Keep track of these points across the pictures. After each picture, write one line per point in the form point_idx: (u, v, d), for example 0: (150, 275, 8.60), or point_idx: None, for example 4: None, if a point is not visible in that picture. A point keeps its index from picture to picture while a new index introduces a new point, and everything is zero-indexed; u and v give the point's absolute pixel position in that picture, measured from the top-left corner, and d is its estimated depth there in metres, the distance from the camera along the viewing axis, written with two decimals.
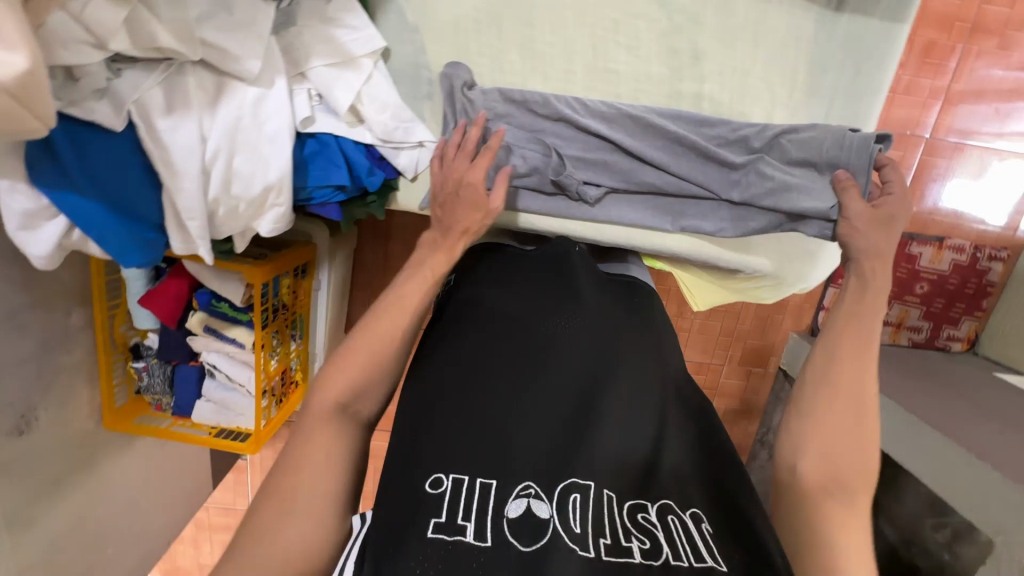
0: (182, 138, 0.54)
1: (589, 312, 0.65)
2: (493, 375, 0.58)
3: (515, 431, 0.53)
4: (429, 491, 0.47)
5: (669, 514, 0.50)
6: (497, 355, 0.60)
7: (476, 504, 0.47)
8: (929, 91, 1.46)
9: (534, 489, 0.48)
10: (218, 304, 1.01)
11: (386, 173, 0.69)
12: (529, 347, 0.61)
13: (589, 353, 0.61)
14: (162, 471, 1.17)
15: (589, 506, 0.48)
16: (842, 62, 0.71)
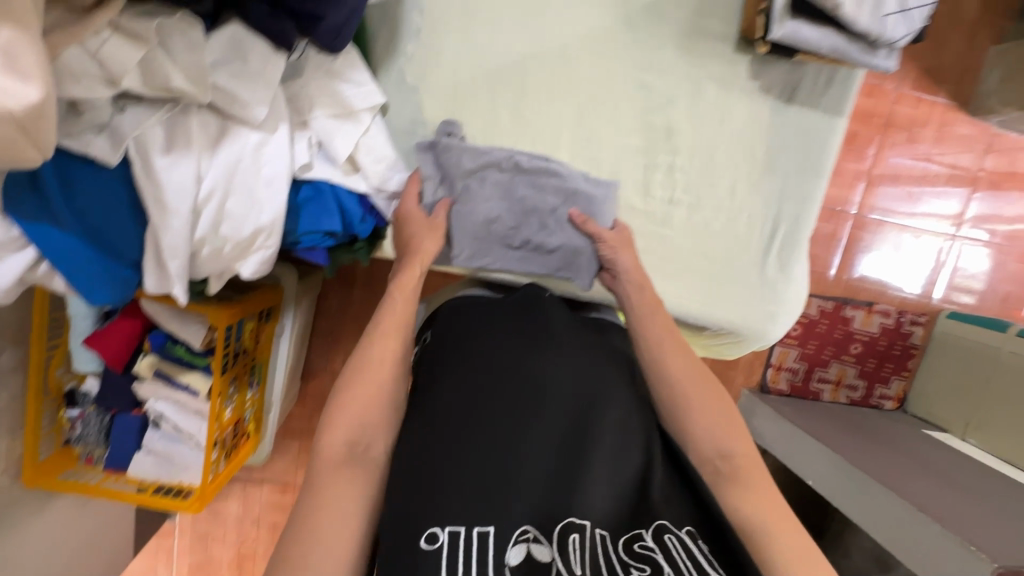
0: (178, 176, 0.53)
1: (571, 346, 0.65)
2: (481, 413, 0.56)
3: (510, 471, 0.51)
4: (424, 548, 0.44)
5: (667, 533, 0.47)
6: (484, 391, 0.58)
7: (474, 558, 0.44)
8: (854, 173, 1.68)
9: (532, 533, 0.46)
10: (172, 347, 0.94)
11: (375, 220, 0.71)
12: (514, 381, 0.59)
13: (575, 382, 0.60)
14: (81, 536, 1.03)
15: (589, 544, 0.46)
16: (794, 146, 0.80)
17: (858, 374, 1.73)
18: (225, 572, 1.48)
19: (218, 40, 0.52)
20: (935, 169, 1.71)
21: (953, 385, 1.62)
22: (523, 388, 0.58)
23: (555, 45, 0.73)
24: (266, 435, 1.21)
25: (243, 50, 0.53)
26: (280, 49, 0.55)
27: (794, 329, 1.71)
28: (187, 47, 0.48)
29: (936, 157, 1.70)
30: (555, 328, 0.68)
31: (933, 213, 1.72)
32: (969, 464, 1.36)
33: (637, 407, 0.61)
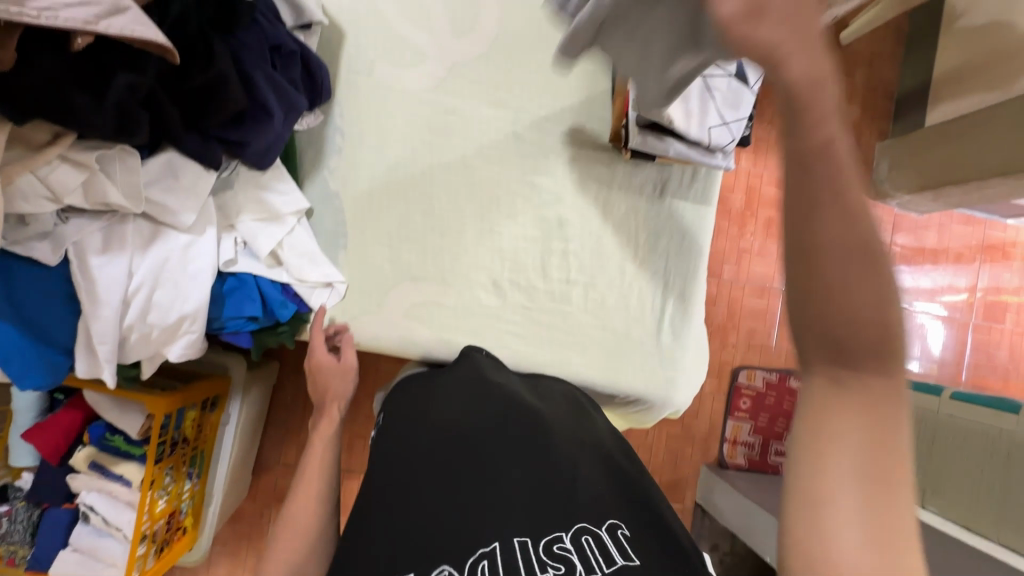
0: (110, 273, 0.63)
1: (487, 394, 0.70)
2: (406, 469, 0.60)
3: (427, 517, 0.54)
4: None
5: (584, 534, 0.50)
6: (406, 449, 0.63)
7: None
8: (778, 254, 1.84)
9: (446, 572, 0.48)
10: (110, 438, 0.98)
11: (298, 306, 0.79)
12: (434, 433, 0.64)
13: (490, 422, 0.65)
14: None
15: (499, 568, 0.48)
16: (671, 230, 0.93)
17: None
18: None
19: (154, 164, 0.64)
20: None
21: None
22: (442, 439, 0.62)
23: (457, 157, 0.88)
24: (204, 530, 1.19)
25: (175, 170, 0.65)
26: (209, 168, 0.68)
27: (743, 402, 1.77)
28: (125, 170, 0.60)
29: None
30: (485, 383, 0.73)
31: None
32: None
33: (552, 430, 0.64)
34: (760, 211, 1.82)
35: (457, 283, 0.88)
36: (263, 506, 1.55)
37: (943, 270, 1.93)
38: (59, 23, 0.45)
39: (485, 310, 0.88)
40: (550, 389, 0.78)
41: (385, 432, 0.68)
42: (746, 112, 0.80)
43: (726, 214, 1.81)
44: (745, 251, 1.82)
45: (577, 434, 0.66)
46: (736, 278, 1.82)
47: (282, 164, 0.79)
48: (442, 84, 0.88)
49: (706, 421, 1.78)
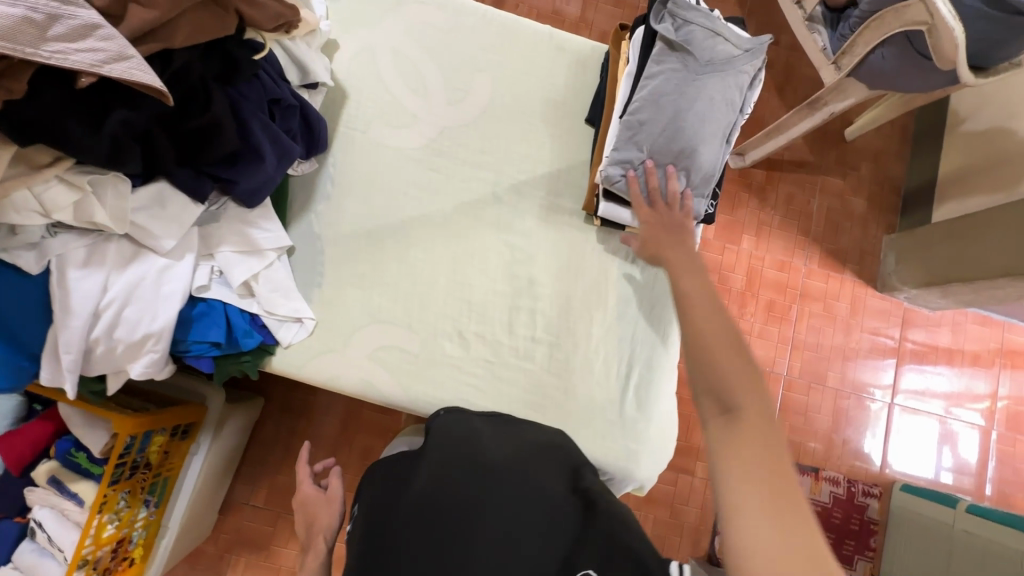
0: (86, 287, 0.67)
1: (450, 450, 0.73)
2: (385, 543, 0.64)
3: None
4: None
5: None
6: (383, 519, 0.67)
7: None
8: (779, 338, 1.81)
9: None
10: (75, 454, 0.99)
11: (263, 337, 0.82)
12: (404, 501, 0.67)
13: (456, 482, 0.68)
14: None
15: None
16: (641, 298, 0.94)
17: None
18: None
19: (144, 191, 0.69)
20: (858, 341, 1.84)
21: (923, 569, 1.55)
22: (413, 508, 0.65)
23: (437, 211, 0.92)
24: (154, 564, 1.16)
25: (164, 199, 0.71)
26: (196, 200, 0.74)
27: None
28: (115, 195, 0.66)
29: (856, 330, 1.84)
30: (469, 442, 0.74)
31: (863, 382, 1.81)
32: None
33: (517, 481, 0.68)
34: (760, 293, 1.81)
35: (423, 330, 0.89)
36: (226, 549, 1.50)
37: (960, 373, 1.85)
38: (61, 61, 0.52)
39: (449, 360, 0.89)
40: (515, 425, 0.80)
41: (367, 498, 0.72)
42: (711, 189, 0.83)
43: (726, 294, 1.80)
44: (745, 332, 1.79)
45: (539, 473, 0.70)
46: None
47: (270, 204, 0.85)
48: (431, 144, 0.94)
49: (698, 510, 1.68)
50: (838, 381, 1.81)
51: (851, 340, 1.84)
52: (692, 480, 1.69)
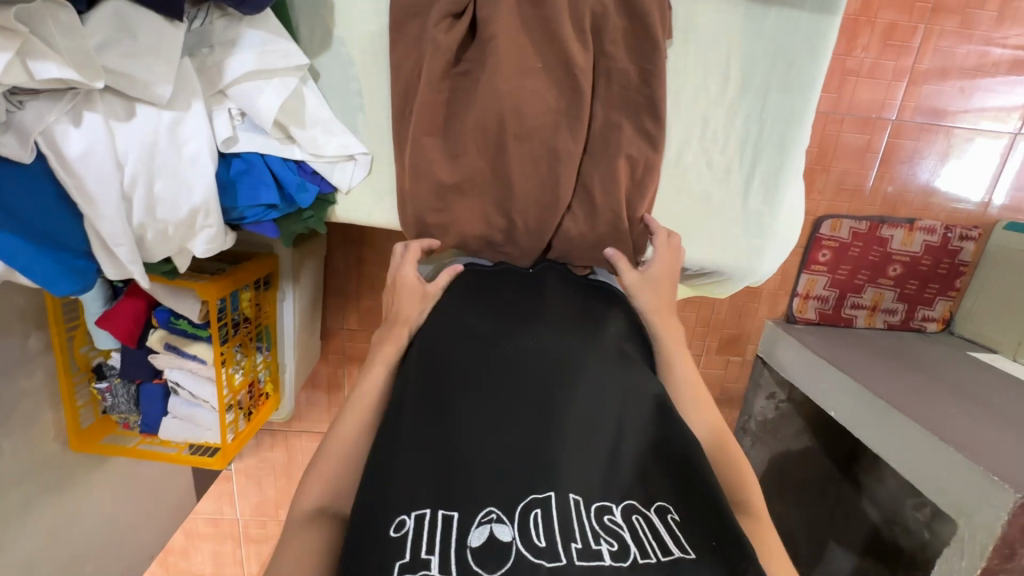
0: (97, 165, 0.54)
1: (533, 330, 0.72)
2: (461, 388, 0.66)
3: (469, 446, 0.61)
4: (393, 534, 0.54)
5: (534, 508, 0.56)
6: (457, 365, 0.68)
7: (440, 536, 0.54)
8: (894, 73, 1.50)
9: (496, 514, 0.56)
10: (177, 321, 1.02)
11: (321, 187, 0.70)
12: (468, 353, 0.69)
13: (547, 363, 0.68)
14: (133, 476, 1.30)
15: (550, 518, 0.56)
16: (773, 58, 0.74)
17: (898, 297, 1.70)
18: None
19: (100, 20, 0.53)
20: (992, 65, 1.50)
21: (1010, 304, 1.58)
22: (487, 368, 0.68)
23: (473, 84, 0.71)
24: (285, 394, 1.30)
25: (131, 27, 0.54)
26: (171, 19, 0.57)
27: (823, 255, 1.64)
28: (63, 32, 0.50)
29: (993, 50, 1.48)
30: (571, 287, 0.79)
31: (988, 114, 1.54)
32: (996, 390, 1.38)
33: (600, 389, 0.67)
34: (878, 15, 1.43)
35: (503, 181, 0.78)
36: (335, 365, 1.70)
37: None
38: None
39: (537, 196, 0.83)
40: (604, 313, 0.76)
41: (437, 333, 0.73)
42: None
43: None
44: (851, 73, 1.48)
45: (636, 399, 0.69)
46: (834, 109, 1.51)
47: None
48: None
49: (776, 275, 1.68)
50: (957, 116, 1.54)
51: (982, 58, 1.49)
52: None
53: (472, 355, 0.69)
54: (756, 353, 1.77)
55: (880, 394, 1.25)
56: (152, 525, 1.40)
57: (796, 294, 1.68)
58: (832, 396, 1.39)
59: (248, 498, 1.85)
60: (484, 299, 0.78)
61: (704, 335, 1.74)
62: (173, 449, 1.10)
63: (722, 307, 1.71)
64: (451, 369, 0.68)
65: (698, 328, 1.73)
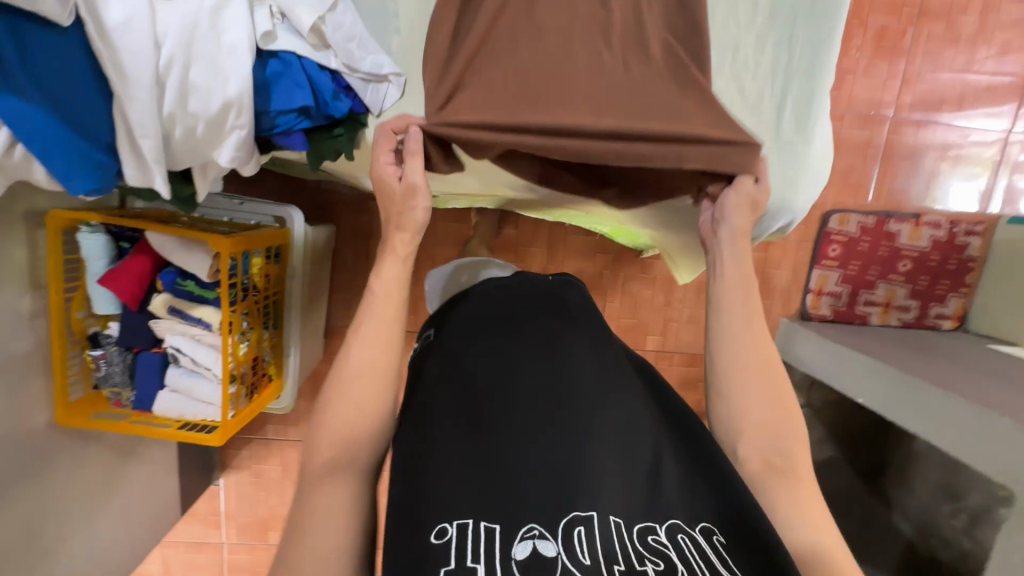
0: (134, 37, 0.52)
1: (564, 357, 0.77)
2: (496, 404, 0.70)
3: (505, 460, 0.65)
4: (434, 542, 0.57)
5: (578, 526, 0.60)
6: (484, 381, 0.73)
7: (483, 547, 0.57)
8: (889, 72, 1.56)
9: (538, 531, 0.59)
10: (183, 283, 0.97)
11: (353, 103, 0.69)
12: (498, 371, 0.74)
13: (577, 387, 0.73)
14: (117, 473, 1.19)
15: (593, 537, 0.60)
16: None
17: (910, 294, 1.69)
18: None
19: None
20: (979, 68, 1.58)
21: None
22: (524, 393, 0.72)
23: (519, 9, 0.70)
24: (288, 381, 1.23)
25: None
26: None
27: (833, 250, 1.65)
28: None
29: (979, 55, 1.57)
30: (590, 315, 0.87)
31: (979, 114, 1.62)
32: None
33: (627, 415, 0.73)
34: (870, 18, 1.51)
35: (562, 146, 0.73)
36: None
37: None
38: None
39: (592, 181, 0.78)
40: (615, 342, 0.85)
41: (464, 346, 0.78)
42: None
43: None
44: (847, 72, 1.54)
45: (661, 425, 0.76)
46: (834, 106, 1.56)
47: None
48: None
49: (788, 272, 1.68)
50: (951, 115, 1.61)
51: (968, 60, 1.57)
52: (783, 246, 1.65)
53: (501, 374, 0.74)
54: (771, 353, 1.74)
55: (908, 370, 1.23)
56: (132, 535, 1.27)
57: (808, 291, 1.67)
58: (858, 384, 1.35)
59: (236, 518, 1.71)
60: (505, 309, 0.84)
61: None
62: (168, 426, 1.02)
63: None
64: (478, 390, 0.72)
65: None
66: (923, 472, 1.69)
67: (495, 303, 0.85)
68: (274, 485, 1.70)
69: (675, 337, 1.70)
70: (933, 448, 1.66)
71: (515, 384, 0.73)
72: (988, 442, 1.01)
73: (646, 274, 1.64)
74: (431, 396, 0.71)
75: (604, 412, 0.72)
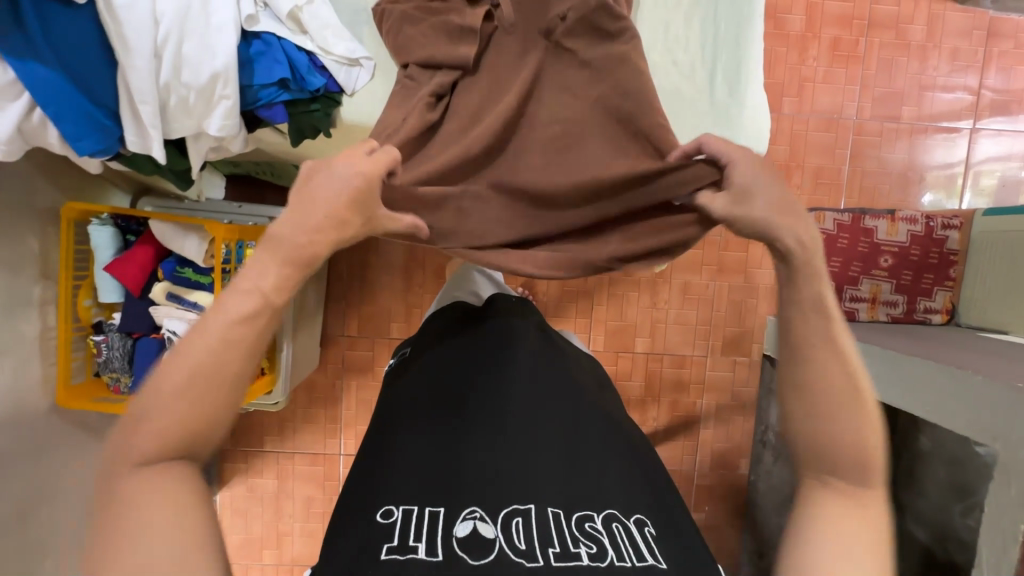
0: (137, 13, 0.63)
1: (520, 376, 0.87)
2: (454, 416, 0.81)
3: (456, 459, 0.74)
4: (382, 523, 0.65)
5: (515, 516, 0.66)
6: (448, 398, 0.84)
7: (425, 528, 0.64)
8: (847, 79, 1.67)
9: (479, 514, 0.66)
10: (182, 270, 1.05)
11: (328, 81, 0.77)
12: (459, 390, 0.85)
13: (528, 402, 0.83)
14: None
15: (529, 525, 0.66)
16: None
17: (895, 289, 1.71)
18: (293, 522, 1.70)
19: None
20: (933, 73, 1.68)
21: (1005, 283, 1.56)
22: (479, 406, 0.82)
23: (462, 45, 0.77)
24: (280, 375, 1.28)
25: None
26: None
27: None
28: None
29: (931, 61, 1.68)
30: (549, 347, 0.98)
31: (939, 114, 1.70)
32: None
33: (574, 425, 0.82)
34: (823, 32, 1.64)
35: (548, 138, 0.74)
36: (334, 376, 1.68)
37: None
38: None
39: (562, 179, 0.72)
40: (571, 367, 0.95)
41: (435, 370, 0.90)
42: None
43: (784, 39, 1.64)
44: (807, 80, 1.65)
45: (613, 436, 0.83)
46: (798, 111, 1.66)
47: None
48: None
49: (771, 271, 1.71)
50: (912, 117, 1.70)
51: (921, 66, 1.68)
52: (763, 245, 1.70)
53: (462, 391, 0.84)
54: (762, 353, 1.75)
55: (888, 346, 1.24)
56: None
57: None
58: None
59: (230, 536, 1.70)
60: (471, 340, 0.95)
61: (707, 335, 1.73)
62: None
63: (721, 304, 1.71)
64: (441, 405, 0.82)
65: (700, 328, 1.72)
66: (930, 472, 1.64)
67: (469, 335, 0.97)
68: (268, 500, 1.70)
69: (664, 338, 1.72)
70: (937, 444, 1.62)
71: (474, 399, 0.83)
72: (968, 405, 1.01)
73: (631, 276, 1.69)
74: (400, 411, 0.83)
75: (552, 423, 0.81)
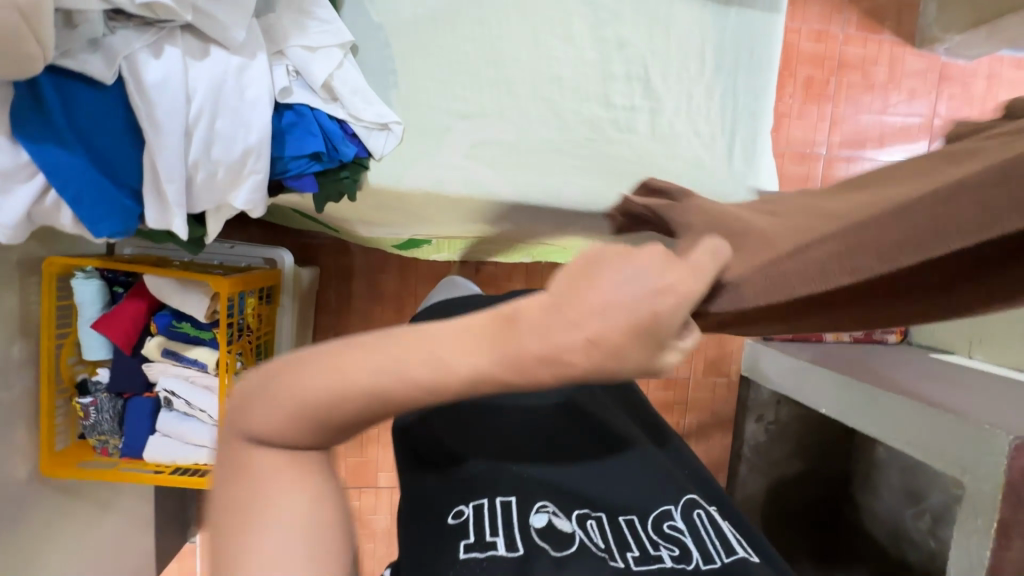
0: (169, 94, 0.59)
1: None
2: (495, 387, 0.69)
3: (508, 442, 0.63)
4: (453, 522, 0.53)
5: (591, 517, 0.58)
6: None
7: (496, 521, 0.53)
8: (818, 115, 1.77)
9: (552, 507, 0.56)
10: (178, 325, 0.99)
11: (358, 148, 0.75)
12: None
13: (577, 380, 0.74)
14: (103, 533, 1.14)
15: (607, 527, 0.57)
16: (736, 52, 0.91)
17: None
18: None
19: None
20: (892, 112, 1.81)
21: (952, 308, 1.72)
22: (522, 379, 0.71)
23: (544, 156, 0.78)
24: None
25: None
26: None
27: None
28: None
29: (892, 100, 1.80)
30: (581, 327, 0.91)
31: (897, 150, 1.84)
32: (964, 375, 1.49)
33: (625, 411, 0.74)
34: (797, 70, 1.73)
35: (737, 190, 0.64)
36: None
37: None
38: None
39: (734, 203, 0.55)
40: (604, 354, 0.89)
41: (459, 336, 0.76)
42: None
43: None
44: (783, 116, 1.74)
45: (662, 429, 0.77)
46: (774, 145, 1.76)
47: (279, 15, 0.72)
48: None
49: None
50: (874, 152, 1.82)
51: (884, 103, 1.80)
52: None
53: None
54: (740, 373, 1.85)
55: (856, 376, 1.36)
56: None
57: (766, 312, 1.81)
58: (819, 394, 1.46)
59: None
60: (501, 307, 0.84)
61: (691, 357, 1.81)
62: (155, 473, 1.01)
63: None
64: None
65: None
66: (886, 478, 1.78)
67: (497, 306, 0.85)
68: None
69: None
70: (892, 453, 1.78)
71: None
72: (934, 434, 1.13)
73: None
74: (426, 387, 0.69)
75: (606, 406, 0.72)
